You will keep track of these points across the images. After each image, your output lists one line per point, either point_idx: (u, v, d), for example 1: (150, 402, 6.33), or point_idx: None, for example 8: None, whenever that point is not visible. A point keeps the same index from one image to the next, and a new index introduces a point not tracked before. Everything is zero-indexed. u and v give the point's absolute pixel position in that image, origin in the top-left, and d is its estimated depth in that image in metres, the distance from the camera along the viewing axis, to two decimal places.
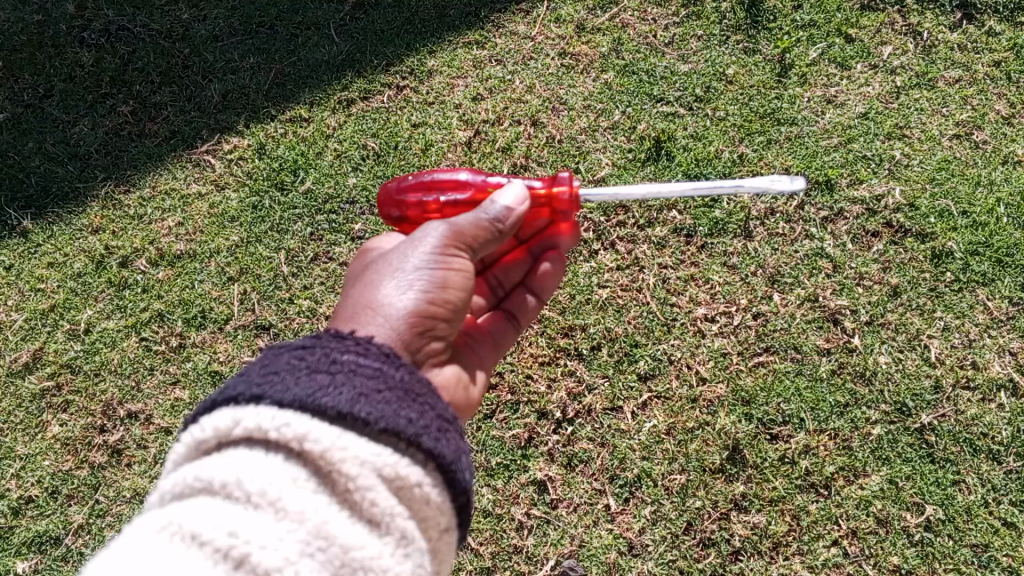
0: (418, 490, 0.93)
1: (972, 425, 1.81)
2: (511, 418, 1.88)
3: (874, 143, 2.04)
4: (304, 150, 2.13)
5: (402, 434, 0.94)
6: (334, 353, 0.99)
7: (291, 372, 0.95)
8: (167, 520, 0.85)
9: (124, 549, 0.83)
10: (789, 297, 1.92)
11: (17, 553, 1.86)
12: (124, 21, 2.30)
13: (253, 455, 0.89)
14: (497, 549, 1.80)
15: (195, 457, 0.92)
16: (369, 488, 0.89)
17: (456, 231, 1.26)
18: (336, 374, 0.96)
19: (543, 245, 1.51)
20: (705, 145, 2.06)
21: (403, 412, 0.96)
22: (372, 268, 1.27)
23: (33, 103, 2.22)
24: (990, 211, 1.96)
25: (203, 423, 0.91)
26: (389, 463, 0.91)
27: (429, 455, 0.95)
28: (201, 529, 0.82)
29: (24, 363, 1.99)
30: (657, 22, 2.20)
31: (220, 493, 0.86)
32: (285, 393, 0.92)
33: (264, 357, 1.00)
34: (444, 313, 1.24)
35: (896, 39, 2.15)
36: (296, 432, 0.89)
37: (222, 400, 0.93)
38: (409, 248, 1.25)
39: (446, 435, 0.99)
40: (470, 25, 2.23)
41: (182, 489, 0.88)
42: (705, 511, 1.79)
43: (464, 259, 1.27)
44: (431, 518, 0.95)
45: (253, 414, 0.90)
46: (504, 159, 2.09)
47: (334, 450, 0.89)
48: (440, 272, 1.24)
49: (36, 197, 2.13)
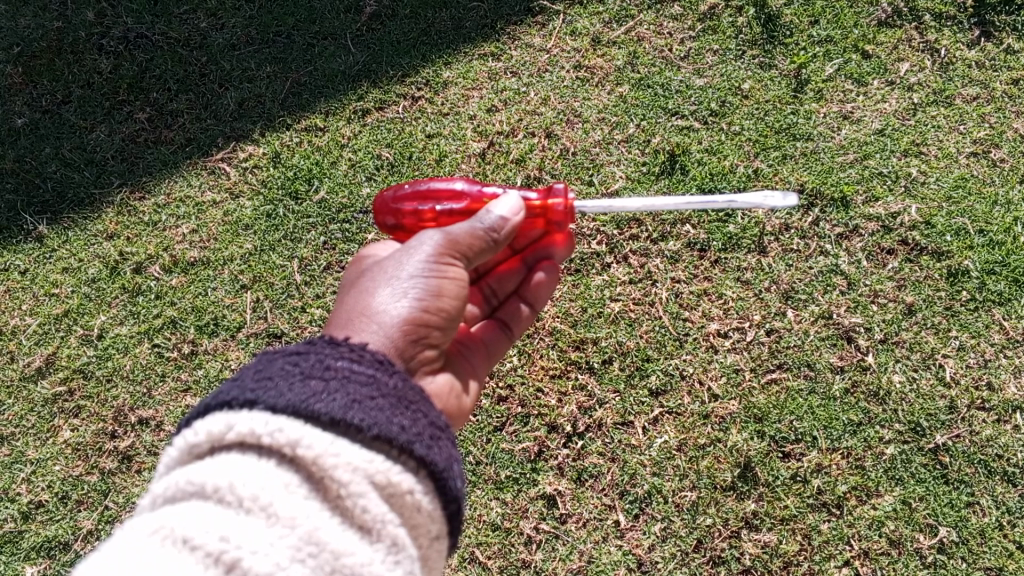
0: (409, 497, 0.93)
1: (987, 446, 1.79)
2: (521, 431, 1.87)
3: (890, 160, 2.03)
4: (319, 160, 2.14)
5: (395, 441, 0.93)
6: (328, 359, 0.99)
7: (285, 377, 0.95)
8: (159, 524, 0.84)
9: (117, 551, 0.82)
10: (803, 313, 1.91)
11: (26, 558, 1.86)
12: (143, 29, 2.32)
13: (246, 460, 0.88)
14: (506, 564, 1.79)
15: (189, 461, 0.91)
16: (360, 494, 0.88)
17: (451, 240, 1.26)
18: (329, 380, 0.96)
19: (537, 255, 1.53)
20: (720, 160, 2.06)
21: (396, 418, 0.96)
22: (368, 275, 1.27)
23: (50, 109, 2.24)
24: (1007, 230, 1.95)
25: (197, 427, 0.91)
26: (381, 470, 0.91)
27: (422, 462, 0.95)
28: (193, 533, 0.81)
29: (36, 368, 2.00)
30: (673, 35, 2.20)
31: (213, 497, 0.85)
32: (279, 398, 0.92)
33: (258, 362, 1.00)
34: (439, 321, 1.24)
35: (913, 56, 2.14)
36: (289, 437, 0.88)
37: (218, 404, 0.93)
38: (404, 257, 1.25)
39: (438, 443, 0.99)
40: (486, 36, 2.24)
41: (175, 493, 0.87)
42: (716, 528, 1.77)
43: (459, 268, 1.27)
44: (423, 525, 0.95)
45: (245, 419, 0.89)
46: (517, 170, 2.09)
47: (328, 456, 0.88)
48: (435, 280, 1.23)
49: (52, 202, 2.14)
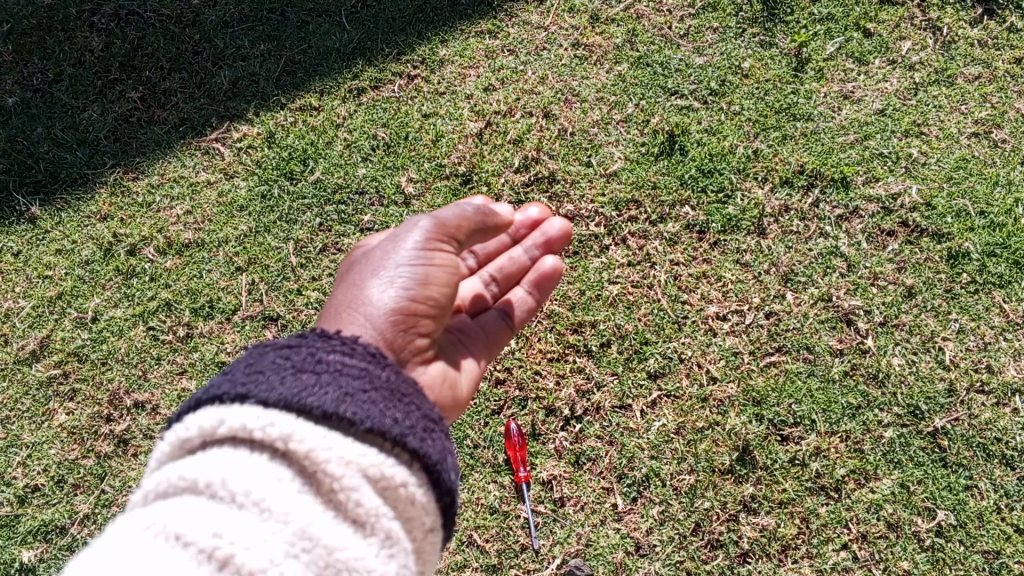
0: (403, 490, 0.92)
1: (986, 430, 1.79)
2: (519, 415, 1.86)
3: (891, 141, 2.01)
4: (314, 140, 2.11)
5: (388, 434, 0.92)
6: (320, 351, 0.98)
7: (276, 371, 0.94)
8: (151, 520, 0.82)
9: (108, 548, 0.80)
10: (802, 296, 1.90)
11: (22, 542, 1.86)
12: (134, 6, 2.27)
13: (238, 455, 0.87)
14: (504, 547, 1.79)
15: (179, 456, 0.89)
16: (353, 488, 0.87)
17: (440, 225, 1.29)
18: (321, 373, 0.95)
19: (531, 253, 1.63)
20: (720, 140, 2.03)
21: (389, 411, 0.95)
22: (356, 268, 1.26)
23: (41, 88, 2.20)
24: (1008, 211, 1.93)
25: (188, 421, 0.89)
26: (374, 464, 0.90)
27: (415, 455, 0.94)
28: (185, 530, 0.79)
29: (31, 351, 1.98)
30: (672, 13, 2.17)
31: (205, 493, 0.84)
32: (270, 392, 0.91)
33: (249, 355, 0.99)
34: (427, 310, 1.22)
35: (915, 34, 2.11)
36: (281, 432, 0.87)
37: (209, 399, 0.91)
38: (390, 247, 1.25)
39: (431, 435, 0.98)
40: (483, 14, 2.21)
41: (166, 488, 0.86)
42: (714, 512, 1.77)
43: (446, 254, 1.28)
44: (417, 518, 0.94)
45: (237, 414, 0.88)
46: (514, 150, 2.06)
47: (320, 450, 0.87)
48: (422, 267, 1.23)
49: (44, 183, 2.11)
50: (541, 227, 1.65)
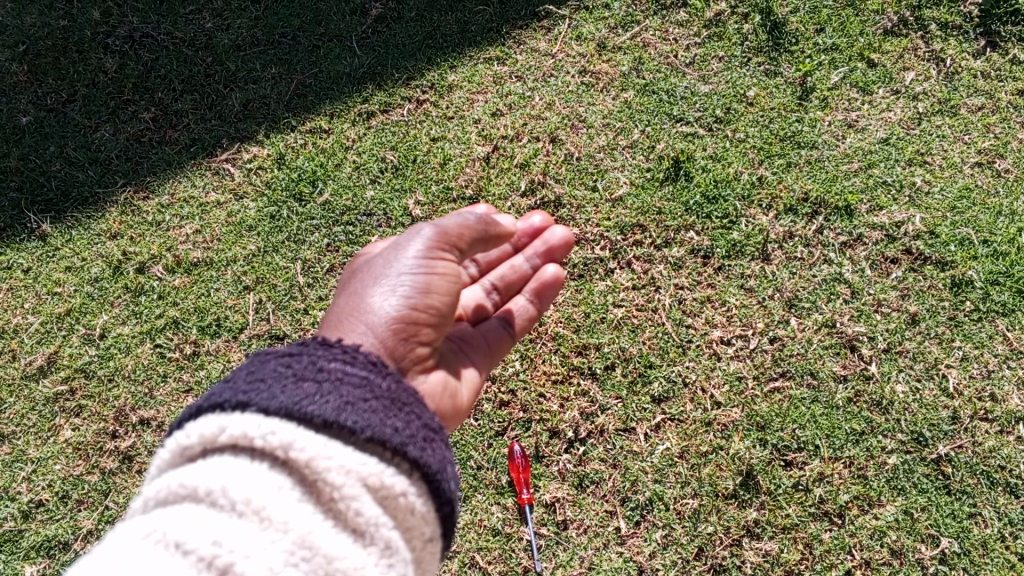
0: (402, 500, 0.92)
1: (990, 457, 1.79)
2: (522, 437, 1.86)
3: (895, 169, 2.03)
4: (324, 162, 2.14)
5: (388, 443, 0.93)
6: (321, 361, 0.99)
7: (278, 379, 0.95)
8: (150, 528, 0.82)
9: (105, 555, 0.79)
10: (806, 322, 1.91)
11: (25, 558, 1.86)
12: (149, 29, 2.32)
13: (238, 463, 0.87)
14: (506, 569, 1.79)
15: (180, 464, 0.90)
16: (354, 497, 0.88)
17: (442, 234, 1.30)
18: (322, 382, 0.96)
19: (533, 260, 1.64)
20: (725, 167, 2.05)
21: (389, 421, 0.96)
22: (359, 276, 1.28)
23: (55, 107, 2.24)
24: (1011, 240, 1.95)
25: (189, 429, 0.90)
26: (374, 473, 0.91)
27: (415, 464, 0.95)
28: (185, 537, 0.79)
29: (38, 367, 1.99)
30: (679, 41, 2.20)
31: (205, 501, 0.84)
32: (271, 400, 0.92)
33: (250, 363, 1.00)
34: (429, 318, 1.23)
35: (919, 65, 2.14)
36: (282, 440, 0.88)
37: (210, 407, 0.92)
38: (393, 256, 1.27)
39: (431, 445, 0.99)
40: (492, 41, 2.24)
41: (166, 496, 0.86)
42: (717, 537, 1.77)
43: (448, 262, 1.30)
44: (416, 528, 0.94)
45: (237, 422, 0.89)
46: (521, 175, 2.09)
47: (321, 458, 0.88)
48: (423, 276, 1.24)
49: (56, 201, 2.14)
50: (543, 236, 1.66)
